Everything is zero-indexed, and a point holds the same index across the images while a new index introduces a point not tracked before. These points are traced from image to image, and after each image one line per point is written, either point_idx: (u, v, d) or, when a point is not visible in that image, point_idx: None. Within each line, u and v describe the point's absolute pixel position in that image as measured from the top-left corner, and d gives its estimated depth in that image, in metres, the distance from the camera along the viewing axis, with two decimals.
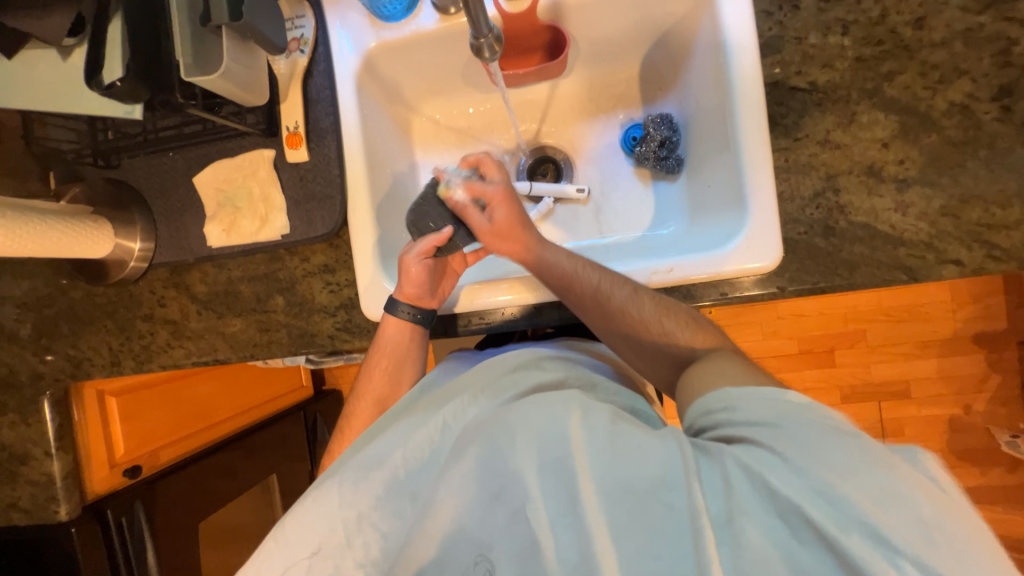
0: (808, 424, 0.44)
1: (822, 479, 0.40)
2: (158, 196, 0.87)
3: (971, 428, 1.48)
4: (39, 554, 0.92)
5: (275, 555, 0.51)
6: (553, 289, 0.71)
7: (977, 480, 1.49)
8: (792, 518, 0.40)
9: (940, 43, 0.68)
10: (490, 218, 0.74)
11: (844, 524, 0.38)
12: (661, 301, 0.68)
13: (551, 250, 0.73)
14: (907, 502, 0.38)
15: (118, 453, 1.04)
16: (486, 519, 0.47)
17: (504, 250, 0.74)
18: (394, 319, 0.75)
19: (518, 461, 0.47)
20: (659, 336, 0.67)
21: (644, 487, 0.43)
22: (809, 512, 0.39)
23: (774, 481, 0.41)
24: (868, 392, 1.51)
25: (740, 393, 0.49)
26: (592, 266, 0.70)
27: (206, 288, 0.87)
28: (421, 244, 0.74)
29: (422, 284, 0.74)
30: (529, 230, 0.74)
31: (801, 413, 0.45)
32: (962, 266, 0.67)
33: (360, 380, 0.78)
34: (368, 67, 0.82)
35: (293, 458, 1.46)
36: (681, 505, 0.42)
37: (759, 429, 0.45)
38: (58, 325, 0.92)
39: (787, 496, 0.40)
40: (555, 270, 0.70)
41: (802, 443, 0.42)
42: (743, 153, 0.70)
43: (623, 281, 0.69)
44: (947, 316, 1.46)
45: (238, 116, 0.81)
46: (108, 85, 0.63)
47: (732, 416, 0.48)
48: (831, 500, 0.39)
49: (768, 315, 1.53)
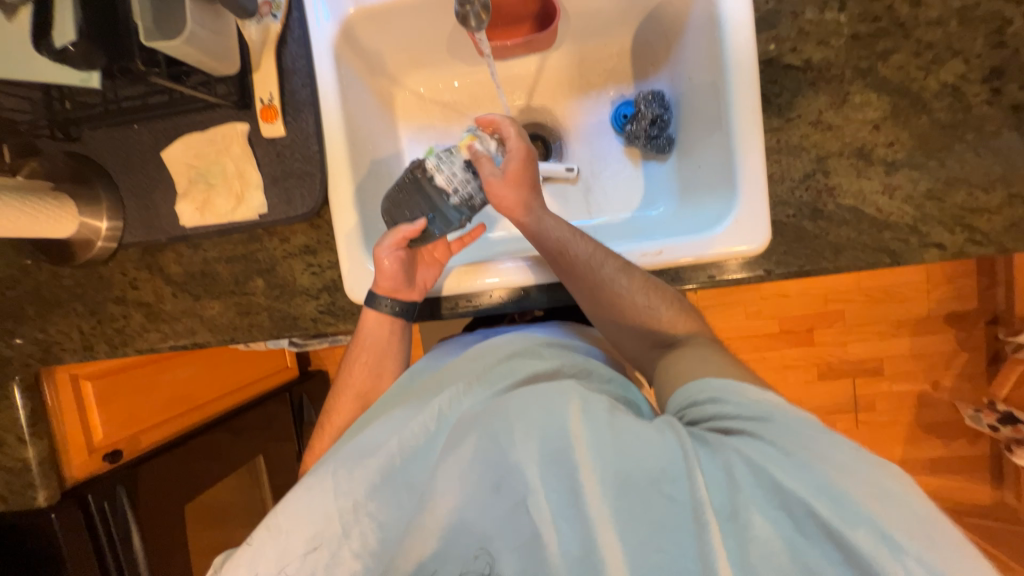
0: (805, 420, 0.45)
1: (826, 473, 0.41)
2: (124, 172, 0.82)
3: (938, 403, 1.55)
4: (19, 540, 0.91)
5: (269, 543, 0.50)
6: (546, 252, 0.69)
7: (940, 451, 1.57)
8: (796, 512, 0.40)
9: (935, 21, 0.67)
10: (504, 169, 0.70)
11: (847, 518, 0.39)
12: (649, 280, 0.68)
13: (551, 216, 0.70)
14: (903, 500, 0.40)
15: (97, 438, 1.02)
16: (489, 511, 0.48)
17: (506, 199, 0.69)
18: (375, 313, 0.74)
19: (519, 453, 0.47)
20: (642, 310, 0.67)
21: (644, 480, 0.44)
22: (816, 507, 0.40)
23: (779, 475, 0.41)
24: (843, 369, 1.56)
25: (724, 387, 0.50)
26: (587, 238, 0.69)
27: (180, 270, 0.84)
28: (392, 236, 0.72)
29: (396, 276, 0.72)
30: (536, 195, 0.71)
31: (797, 411, 0.46)
32: (944, 249, 0.68)
33: (344, 370, 0.77)
34: (347, 35, 0.78)
35: (280, 440, 1.45)
36: (683, 499, 0.43)
37: (756, 422, 0.45)
38: (23, 308, 0.88)
39: (794, 491, 0.40)
40: (547, 236, 0.68)
41: (801, 437, 0.43)
42: (736, 133, 0.69)
43: (615, 254, 0.68)
44: (922, 296, 1.50)
45: (207, 87, 0.76)
46: (61, 50, 0.59)
47: (721, 407, 0.48)
48: (834, 495, 0.40)
49: (751, 295, 1.55)
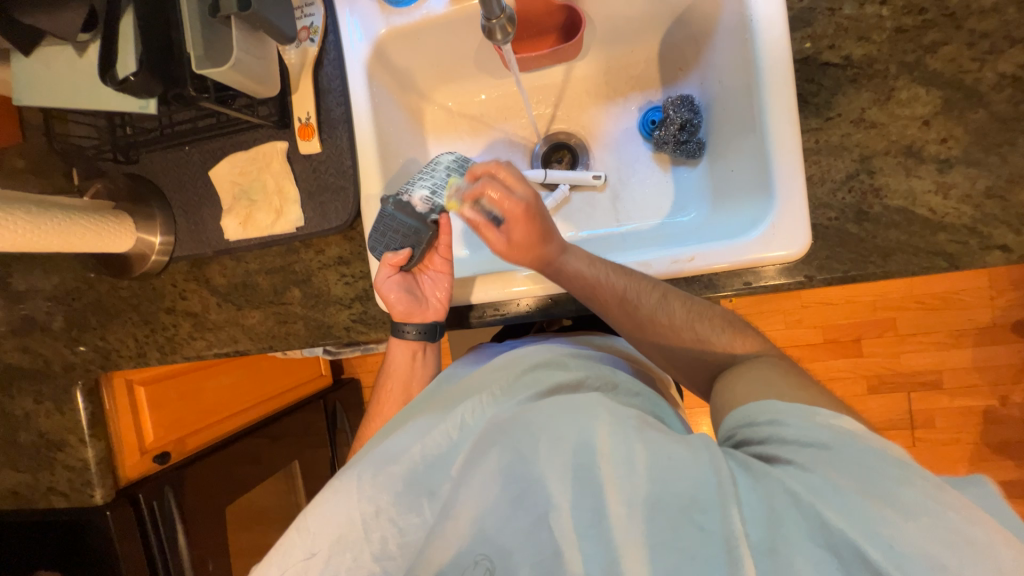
0: (869, 450, 0.42)
1: (880, 516, 0.37)
2: (176, 191, 0.88)
3: (1007, 419, 1.42)
4: (76, 536, 0.96)
5: (298, 543, 0.51)
6: (579, 297, 0.68)
7: (1012, 474, 1.43)
8: (840, 550, 0.37)
9: (990, 9, 0.63)
10: (507, 235, 0.67)
11: (903, 565, 0.36)
12: (692, 305, 0.66)
13: (575, 257, 0.68)
14: (986, 551, 0.35)
15: (147, 440, 1.08)
16: (508, 524, 0.46)
17: (519, 263, 0.69)
18: (402, 342, 0.76)
19: (545, 466, 0.46)
20: (692, 341, 0.65)
21: (674, 506, 0.42)
22: (867, 551, 0.36)
23: (826, 511, 0.39)
24: (897, 382, 1.45)
25: (786, 408, 0.48)
26: (619, 271, 0.67)
27: (225, 281, 0.89)
28: (382, 266, 0.74)
29: (404, 300, 0.74)
30: (551, 245, 0.68)
31: (857, 437, 0.44)
32: (1010, 252, 0.62)
33: (376, 402, 0.78)
34: (379, 54, 0.81)
35: (314, 446, 1.49)
36: (715, 529, 0.40)
37: (809, 450, 0.44)
38: (87, 317, 0.95)
39: (840, 529, 0.38)
40: (578, 280, 0.67)
41: (859, 470, 0.41)
42: (771, 133, 0.66)
43: (651, 285, 0.66)
44: (984, 304, 1.39)
45: (251, 109, 0.80)
46: (122, 80, 0.64)
47: (780, 431, 0.46)
48: (886, 537, 0.37)
49: (791, 303, 1.48)
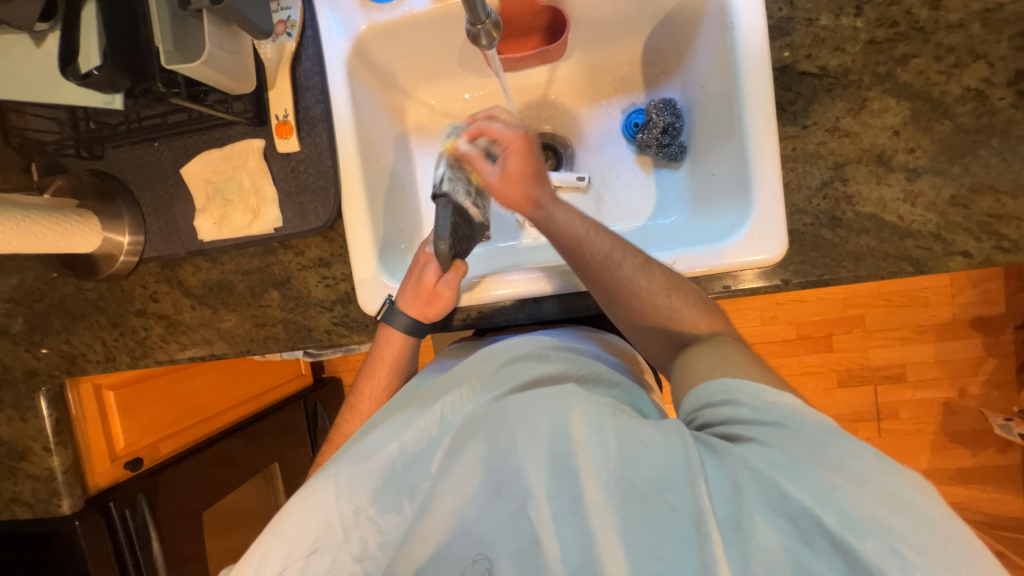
0: (819, 423, 0.45)
1: (833, 485, 0.40)
2: (145, 189, 0.84)
3: (964, 411, 1.50)
4: (41, 549, 0.92)
5: (274, 547, 0.50)
6: (561, 250, 0.67)
7: (968, 462, 1.51)
8: (801, 523, 0.39)
9: (956, 24, 0.65)
10: (502, 167, 0.69)
11: (855, 530, 0.38)
12: (670, 278, 0.65)
13: (562, 209, 0.68)
14: (921, 511, 0.38)
15: (119, 445, 1.05)
16: (486, 515, 0.46)
17: (510, 200, 0.69)
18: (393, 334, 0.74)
19: (524, 457, 0.46)
20: (664, 310, 0.64)
21: (646, 488, 0.43)
22: (823, 519, 0.39)
23: (786, 485, 0.40)
24: (864, 376, 1.52)
25: (741, 389, 0.50)
26: (605, 232, 0.67)
27: (198, 282, 0.86)
28: (458, 273, 0.71)
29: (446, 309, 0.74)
30: (542, 186, 0.69)
31: (807, 415, 0.46)
32: (970, 257, 0.66)
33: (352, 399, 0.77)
34: (359, 51, 0.79)
35: (294, 447, 1.46)
36: (686, 508, 0.42)
37: (764, 427, 0.45)
38: (50, 321, 0.90)
39: (799, 500, 0.40)
40: (564, 232, 0.67)
41: (812, 446, 0.43)
42: (750, 139, 0.68)
43: (634, 252, 0.66)
44: (946, 300, 1.46)
45: (224, 105, 0.77)
46: (85, 75, 0.61)
47: (735, 411, 0.48)
48: (840, 506, 0.39)
49: (767, 300, 1.53)
